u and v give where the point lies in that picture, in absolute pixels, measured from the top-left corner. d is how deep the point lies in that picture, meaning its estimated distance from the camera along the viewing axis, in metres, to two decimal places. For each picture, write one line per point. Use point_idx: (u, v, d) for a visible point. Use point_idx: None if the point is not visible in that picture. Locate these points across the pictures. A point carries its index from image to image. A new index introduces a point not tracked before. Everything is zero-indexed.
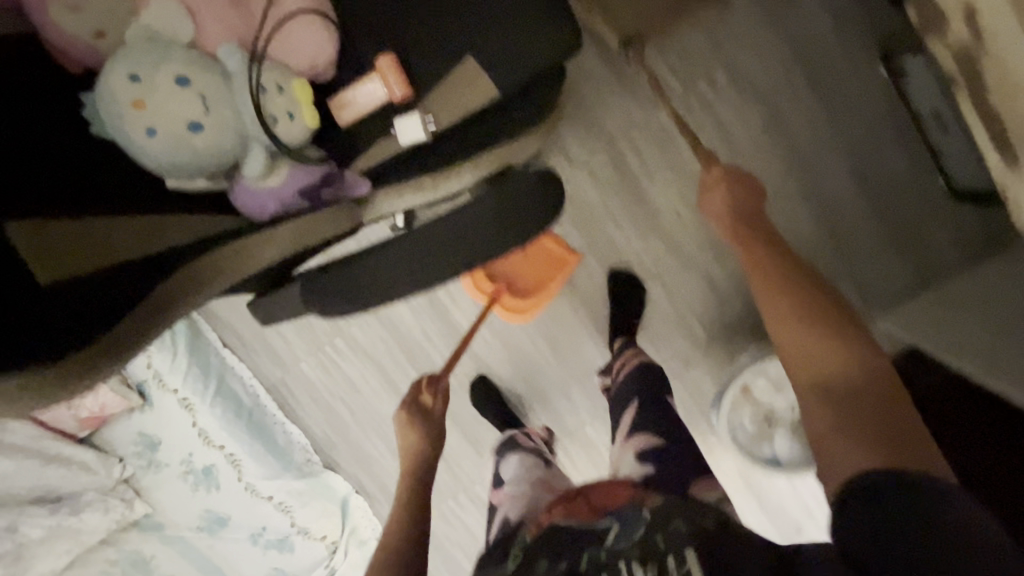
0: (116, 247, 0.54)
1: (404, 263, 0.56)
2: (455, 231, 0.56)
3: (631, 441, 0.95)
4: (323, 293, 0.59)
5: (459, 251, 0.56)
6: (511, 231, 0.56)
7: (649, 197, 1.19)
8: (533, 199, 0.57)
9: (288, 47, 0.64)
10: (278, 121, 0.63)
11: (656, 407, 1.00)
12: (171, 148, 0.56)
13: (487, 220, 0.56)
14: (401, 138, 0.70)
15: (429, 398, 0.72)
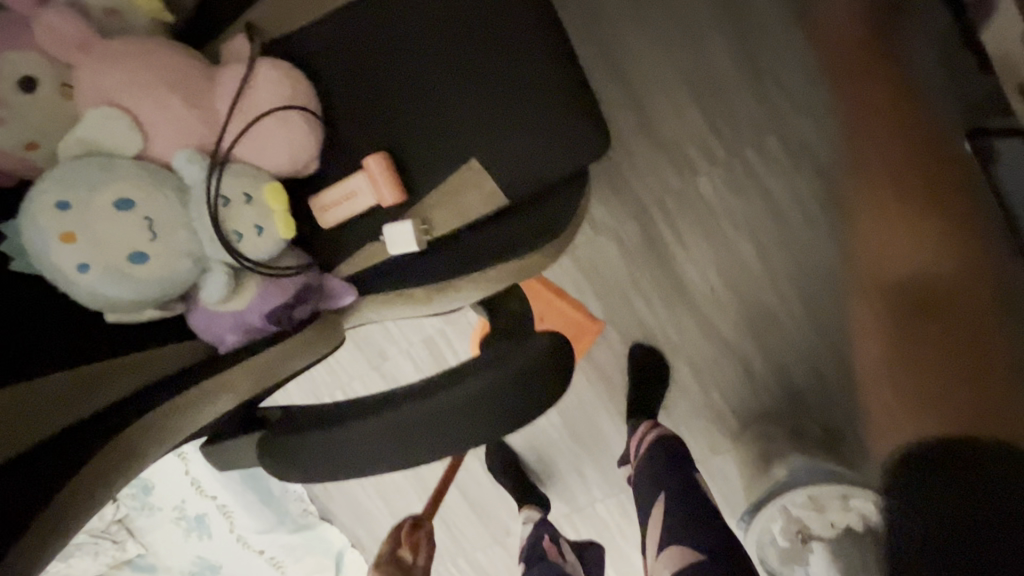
0: (66, 398, 0.46)
1: (378, 447, 0.46)
2: (443, 418, 0.45)
3: (666, 553, 0.80)
4: (281, 464, 0.49)
5: (441, 437, 0.46)
6: (510, 415, 0.46)
7: (682, 272, 1.06)
8: (528, 380, 0.47)
9: (259, 148, 0.55)
10: (244, 238, 0.54)
11: (685, 503, 0.86)
12: (108, 283, 0.47)
13: (471, 406, 0.45)
14: (390, 247, 0.60)
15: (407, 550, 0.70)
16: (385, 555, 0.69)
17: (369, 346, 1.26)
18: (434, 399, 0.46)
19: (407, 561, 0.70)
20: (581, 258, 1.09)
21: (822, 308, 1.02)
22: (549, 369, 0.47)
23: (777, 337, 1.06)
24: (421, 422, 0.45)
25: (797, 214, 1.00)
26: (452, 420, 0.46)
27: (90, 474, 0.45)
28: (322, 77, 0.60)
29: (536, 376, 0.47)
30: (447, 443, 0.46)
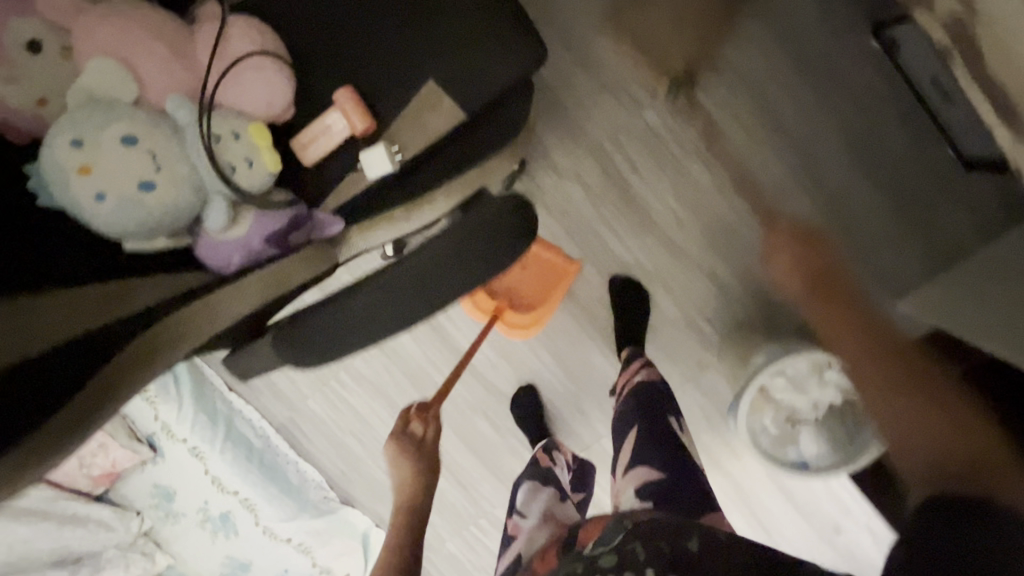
0: (96, 309, 0.53)
1: (373, 315, 0.53)
2: (431, 273, 0.53)
3: (634, 473, 0.92)
4: (294, 354, 0.56)
5: (434, 288, 0.53)
6: (490, 258, 0.54)
7: (644, 203, 1.15)
8: (501, 231, 0.54)
9: (240, 93, 0.62)
10: (238, 171, 0.61)
11: (656, 437, 0.95)
12: (121, 210, 0.54)
13: (456, 257, 0.53)
14: (368, 172, 0.67)
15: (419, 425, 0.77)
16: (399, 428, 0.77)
17: None
18: (415, 263, 0.53)
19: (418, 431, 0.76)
20: (551, 205, 1.17)
21: (774, 211, 1.12)
22: (514, 220, 0.55)
23: (738, 248, 1.15)
24: (407, 284, 0.53)
25: (737, 131, 1.11)
26: (444, 273, 0.54)
27: (118, 366, 0.50)
28: (288, 31, 0.68)
29: (503, 227, 0.54)
30: (440, 293, 0.54)
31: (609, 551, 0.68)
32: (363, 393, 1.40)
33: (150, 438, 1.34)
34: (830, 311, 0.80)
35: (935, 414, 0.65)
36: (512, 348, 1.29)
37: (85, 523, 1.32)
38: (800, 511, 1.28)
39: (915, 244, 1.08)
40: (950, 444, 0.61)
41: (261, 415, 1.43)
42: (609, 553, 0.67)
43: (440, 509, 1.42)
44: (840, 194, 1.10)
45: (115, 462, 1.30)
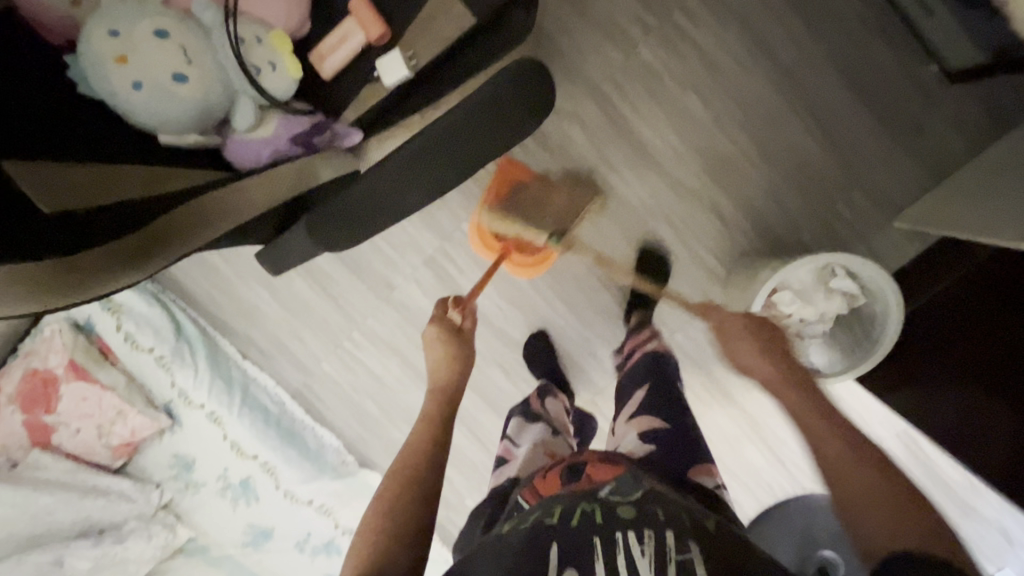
0: (144, 184, 0.60)
1: (401, 185, 0.58)
2: (451, 135, 0.57)
3: (636, 423, 0.98)
4: (323, 232, 0.60)
5: (452, 146, 0.57)
6: (504, 112, 0.58)
7: (643, 139, 1.19)
8: (513, 94, 0.58)
9: (260, 1, 0.65)
10: (262, 73, 0.64)
11: (664, 395, 1.01)
12: (157, 99, 0.57)
13: (474, 116, 0.57)
14: (384, 79, 0.70)
15: (457, 316, 0.89)
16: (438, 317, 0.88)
17: (375, 279, 1.35)
18: (433, 135, 0.56)
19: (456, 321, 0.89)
20: (553, 147, 1.20)
21: (769, 138, 1.16)
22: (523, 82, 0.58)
23: (737, 178, 1.19)
24: (428, 152, 0.57)
25: (730, 62, 1.15)
26: (466, 131, 0.57)
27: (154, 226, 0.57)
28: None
29: (514, 85, 0.58)
30: (462, 150, 0.58)
31: (624, 503, 0.71)
32: (377, 352, 1.41)
33: (167, 407, 1.35)
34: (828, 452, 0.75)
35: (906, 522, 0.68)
36: (521, 294, 1.31)
37: (106, 495, 1.32)
38: None
39: (907, 159, 1.14)
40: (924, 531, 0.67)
41: (275, 382, 1.44)
42: (624, 505, 0.71)
43: (457, 465, 1.42)
44: (833, 116, 1.14)
45: (134, 430, 1.31)
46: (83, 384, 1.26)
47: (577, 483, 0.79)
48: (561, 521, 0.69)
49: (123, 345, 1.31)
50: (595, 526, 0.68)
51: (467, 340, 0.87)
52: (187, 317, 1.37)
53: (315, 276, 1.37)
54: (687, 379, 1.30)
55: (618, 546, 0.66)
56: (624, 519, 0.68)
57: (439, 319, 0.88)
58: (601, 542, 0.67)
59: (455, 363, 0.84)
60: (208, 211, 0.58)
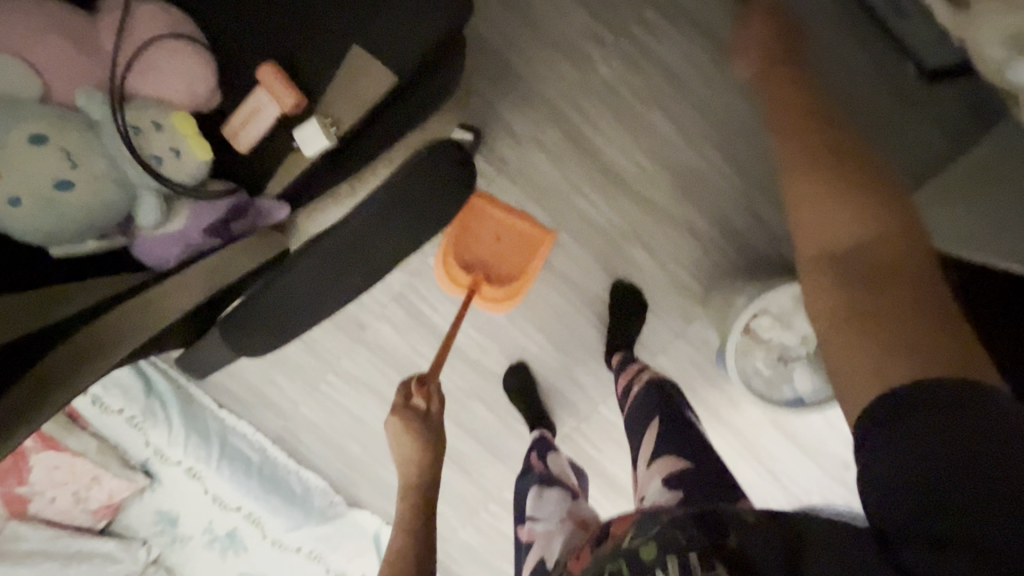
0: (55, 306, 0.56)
1: (327, 283, 0.55)
2: (362, 231, 0.54)
3: (657, 466, 0.90)
4: (247, 339, 0.56)
5: (370, 242, 0.55)
6: (419, 202, 0.55)
7: (610, 160, 1.13)
8: (429, 184, 0.55)
9: (153, 83, 0.60)
10: (164, 161, 0.59)
11: (679, 432, 0.94)
12: (41, 212, 0.54)
13: (389, 210, 0.54)
14: (304, 149, 0.65)
15: (421, 400, 0.85)
16: (400, 404, 0.84)
17: (345, 319, 1.30)
18: (353, 227, 0.54)
19: (419, 406, 0.84)
20: (515, 175, 1.14)
21: (740, 150, 1.10)
22: (438, 163, 0.56)
23: (712, 194, 1.13)
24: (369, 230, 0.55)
25: (694, 72, 1.08)
26: (382, 229, 0.55)
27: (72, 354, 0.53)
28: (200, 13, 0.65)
29: (427, 172, 0.55)
30: (377, 242, 0.55)
31: (647, 541, 0.53)
32: (354, 392, 1.37)
33: (145, 465, 1.32)
34: (811, 170, 0.64)
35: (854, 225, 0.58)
36: (496, 325, 1.26)
37: (91, 559, 1.30)
38: (807, 452, 1.28)
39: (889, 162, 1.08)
40: (867, 242, 0.56)
41: (255, 428, 1.40)
42: (646, 548, 0.53)
43: (448, 501, 1.38)
44: None
45: (112, 493, 1.28)
46: (53, 453, 1.23)
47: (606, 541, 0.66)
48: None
49: (92, 408, 1.27)
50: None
51: (434, 422, 0.83)
52: (157, 373, 1.33)
53: None
54: None
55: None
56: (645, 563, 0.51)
57: (402, 409, 0.84)
58: None
59: (424, 452, 0.79)
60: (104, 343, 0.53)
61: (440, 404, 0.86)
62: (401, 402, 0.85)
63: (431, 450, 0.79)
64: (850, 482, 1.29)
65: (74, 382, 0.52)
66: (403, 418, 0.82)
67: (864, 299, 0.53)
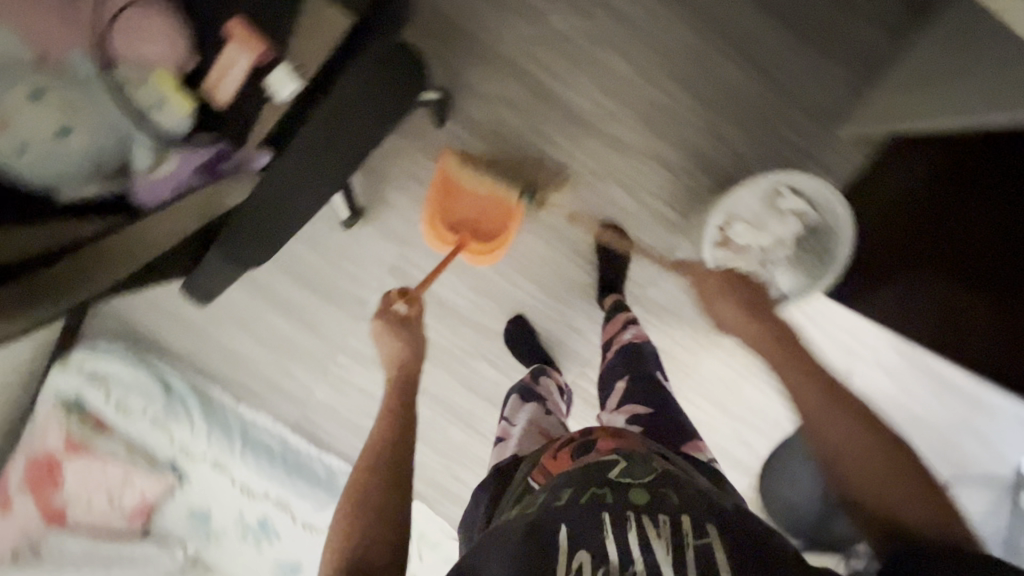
0: (60, 229, 0.62)
1: (313, 169, 0.63)
2: (337, 122, 0.62)
3: (625, 407, 1.01)
4: (237, 245, 0.65)
5: (343, 128, 0.62)
6: (380, 93, 0.64)
7: (573, 106, 1.19)
8: (384, 80, 0.64)
9: (130, 45, 0.66)
10: (148, 114, 0.66)
11: (648, 381, 1.03)
12: (46, 159, 0.63)
13: (356, 95, 0.62)
14: (278, 94, 0.70)
15: (400, 305, 0.97)
16: (385, 309, 0.96)
17: (347, 299, 1.36)
18: (329, 113, 0.61)
19: (401, 311, 0.97)
20: (486, 133, 1.21)
21: (694, 77, 1.16)
22: (385, 64, 0.63)
23: (674, 124, 1.18)
24: (348, 118, 0.62)
25: (639, 11, 1.15)
26: (349, 115, 0.62)
27: (91, 257, 0.61)
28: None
29: (383, 67, 0.63)
30: (357, 137, 0.64)
31: (635, 487, 0.72)
32: (365, 370, 1.42)
33: (172, 464, 1.37)
34: (844, 418, 0.72)
35: (879, 450, 0.70)
36: (489, 283, 1.31)
37: (131, 561, 1.34)
38: None
39: (836, 67, 1.13)
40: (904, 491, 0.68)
41: (273, 418, 1.44)
42: (636, 488, 0.72)
43: (469, 465, 1.41)
44: (752, 43, 1.14)
45: (143, 492, 1.33)
46: (84, 458, 1.29)
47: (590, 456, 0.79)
48: (571, 501, 0.70)
49: (116, 414, 1.33)
50: (604, 506, 0.69)
51: (413, 328, 0.96)
52: (174, 374, 1.39)
53: (287, 308, 1.38)
54: (669, 332, 1.30)
55: (631, 529, 0.66)
56: (637, 505, 0.69)
57: (384, 312, 0.96)
58: (612, 520, 0.67)
59: (402, 348, 0.93)
60: (110, 257, 0.61)
61: (418, 309, 0.98)
62: (385, 307, 0.96)
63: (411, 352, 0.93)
64: None
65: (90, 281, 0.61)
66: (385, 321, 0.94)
67: (896, 493, 0.68)
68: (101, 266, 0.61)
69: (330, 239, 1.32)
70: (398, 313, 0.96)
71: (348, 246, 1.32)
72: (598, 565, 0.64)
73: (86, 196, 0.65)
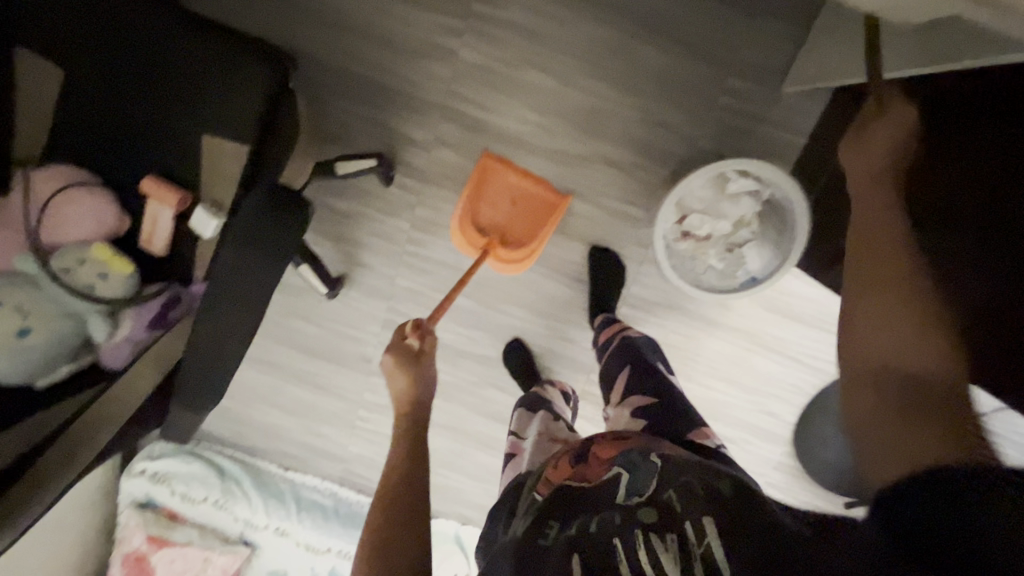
0: (51, 418, 0.73)
1: (220, 332, 0.70)
2: (227, 282, 0.68)
3: (629, 400, 0.96)
4: (193, 398, 0.74)
5: (237, 285, 0.68)
6: (267, 241, 0.67)
7: (509, 131, 1.18)
8: (265, 222, 0.68)
9: (65, 229, 0.74)
10: (94, 286, 0.74)
11: (650, 371, 1.00)
12: (12, 360, 0.70)
13: (243, 252, 0.67)
14: (204, 233, 0.76)
15: (415, 339, 0.86)
16: (396, 341, 0.85)
17: (353, 358, 1.43)
18: (221, 281, 0.68)
19: (414, 345, 0.85)
20: (435, 177, 1.22)
21: (622, 70, 1.12)
22: (271, 207, 0.68)
23: (614, 121, 1.15)
24: (254, 268, 0.68)
25: (549, 20, 1.12)
26: (236, 270, 0.68)
27: (78, 440, 0.70)
28: (81, 156, 0.77)
29: (267, 217, 0.68)
30: (251, 290, 0.69)
31: (644, 503, 0.61)
32: (388, 417, 1.49)
33: (243, 538, 1.49)
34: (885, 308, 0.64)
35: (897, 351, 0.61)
36: (477, 316, 1.34)
37: None
38: (809, 322, 1.26)
39: (764, 23, 1.08)
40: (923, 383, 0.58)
41: (319, 477, 1.55)
42: (644, 507, 0.61)
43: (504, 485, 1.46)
44: (672, 20, 1.09)
45: (224, 568, 1.46)
46: (166, 550, 1.43)
47: (590, 470, 0.71)
48: (578, 529, 0.61)
49: (184, 504, 1.47)
50: (610, 529, 0.59)
51: (426, 363, 0.84)
52: (225, 458, 1.52)
53: (303, 378, 1.46)
54: (663, 322, 1.28)
55: (633, 542, 0.56)
56: (644, 523, 0.58)
57: (396, 346, 0.84)
58: (620, 540, 0.57)
59: (413, 388, 0.81)
60: (89, 435, 0.70)
61: (433, 346, 0.86)
62: (396, 340, 0.85)
63: (422, 384, 0.82)
64: None
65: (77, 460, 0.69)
66: (395, 355, 0.83)
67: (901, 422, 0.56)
68: (85, 449, 0.70)
69: (323, 308, 1.39)
70: (411, 348, 0.85)
71: (340, 311, 1.38)
72: None
73: (64, 376, 0.75)
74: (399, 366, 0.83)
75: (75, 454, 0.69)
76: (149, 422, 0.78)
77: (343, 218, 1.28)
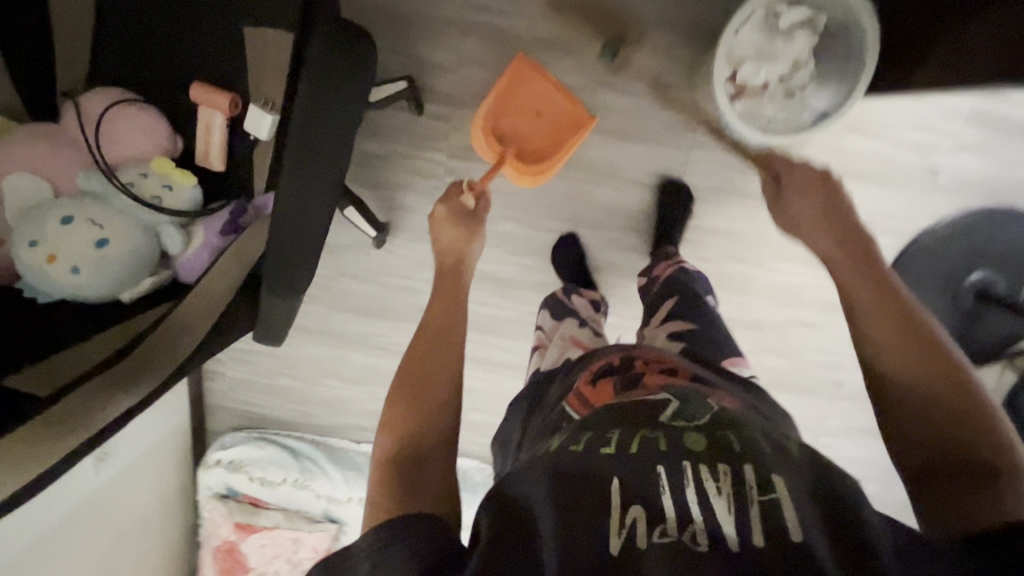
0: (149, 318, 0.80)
1: (306, 194, 0.69)
2: (308, 147, 0.67)
3: (665, 326, 0.93)
4: (281, 283, 0.76)
5: (320, 148, 0.67)
6: (341, 89, 0.66)
7: (532, 35, 1.15)
8: (334, 68, 0.65)
9: (122, 145, 0.82)
10: (162, 197, 0.82)
11: (698, 302, 0.96)
12: (93, 273, 0.76)
13: (318, 102, 0.65)
14: (260, 134, 0.79)
15: (469, 198, 0.96)
16: (452, 196, 0.96)
17: (409, 310, 1.39)
18: (302, 142, 0.66)
19: (468, 203, 0.96)
20: (465, 98, 1.20)
21: None
22: (338, 51, 0.65)
23: (638, 4, 1.12)
24: (327, 116, 0.66)
25: None
26: (315, 129, 0.66)
27: (175, 330, 0.77)
28: (160, 88, 0.86)
29: (337, 64, 0.65)
30: (336, 148, 0.68)
31: (691, 429, 0.55)
32: None
33: (328, 516, 1.45)
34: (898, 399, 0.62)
35: (927, 429, 0.59)
36: (528, 240, 1.29)
37: None
38: (877, 180, 1.19)
39: None
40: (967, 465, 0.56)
41: None
42: (692, 434, 0.54)
43: None
44: None
45: (315, 547, 1.42)
46: (255, 535, 1.40)
47: (634, 393, 0.62)
48: (618, 449, 0.53)
49: (264, 490, 1.44)
50: (655, 457, 0.52)
51: (476, 219, 0.94)
52: (297, 440, 1.49)
53: (361, 341, 1.43)
54: (721, 208, 1.23)
55: (686, 482, 0.49)
56: (693, 453, 0.52)
57: (451, 201, 0.94)
58: (666, 468, 0.51)
59: (465, 239, 0.91)
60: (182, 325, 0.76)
61: (483, 202, 0.97)
62: (449, 195, 0.96)
63: (475, 238, 0.92)
64: (944, 187, 1.19)
65: (177, 346, 0.76)
66: (450, 210, 0.93)
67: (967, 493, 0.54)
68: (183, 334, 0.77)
69: (372, 262, 1.36)
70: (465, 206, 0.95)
71: (390, 262, 1.35)
72: (655, 525, 0.47)
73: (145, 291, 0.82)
74: (451, 215, 0.93)
75: (169, 343, 0.76)
76: (239, 321, 0.82)
77: (379, 161, 1.26)
